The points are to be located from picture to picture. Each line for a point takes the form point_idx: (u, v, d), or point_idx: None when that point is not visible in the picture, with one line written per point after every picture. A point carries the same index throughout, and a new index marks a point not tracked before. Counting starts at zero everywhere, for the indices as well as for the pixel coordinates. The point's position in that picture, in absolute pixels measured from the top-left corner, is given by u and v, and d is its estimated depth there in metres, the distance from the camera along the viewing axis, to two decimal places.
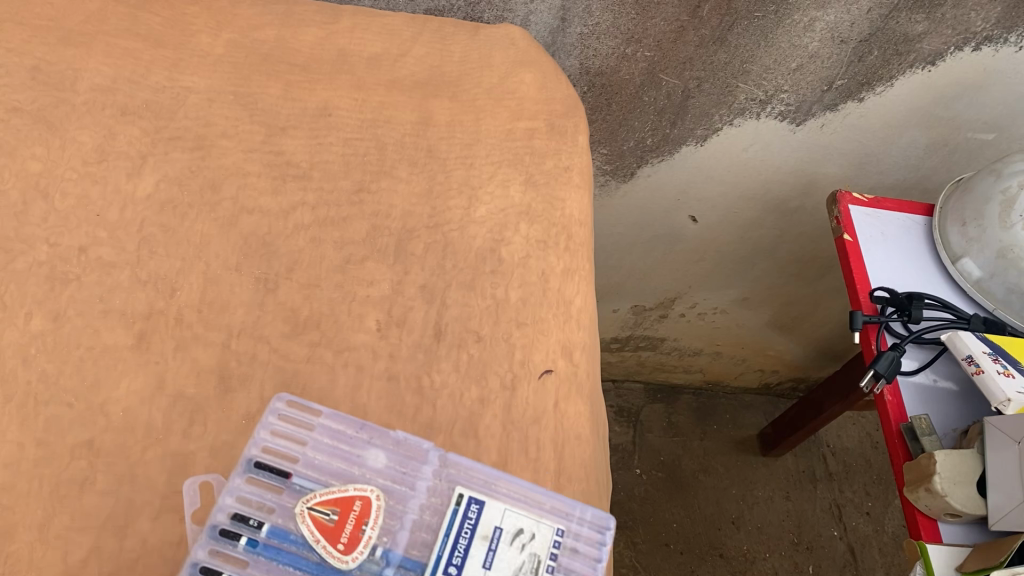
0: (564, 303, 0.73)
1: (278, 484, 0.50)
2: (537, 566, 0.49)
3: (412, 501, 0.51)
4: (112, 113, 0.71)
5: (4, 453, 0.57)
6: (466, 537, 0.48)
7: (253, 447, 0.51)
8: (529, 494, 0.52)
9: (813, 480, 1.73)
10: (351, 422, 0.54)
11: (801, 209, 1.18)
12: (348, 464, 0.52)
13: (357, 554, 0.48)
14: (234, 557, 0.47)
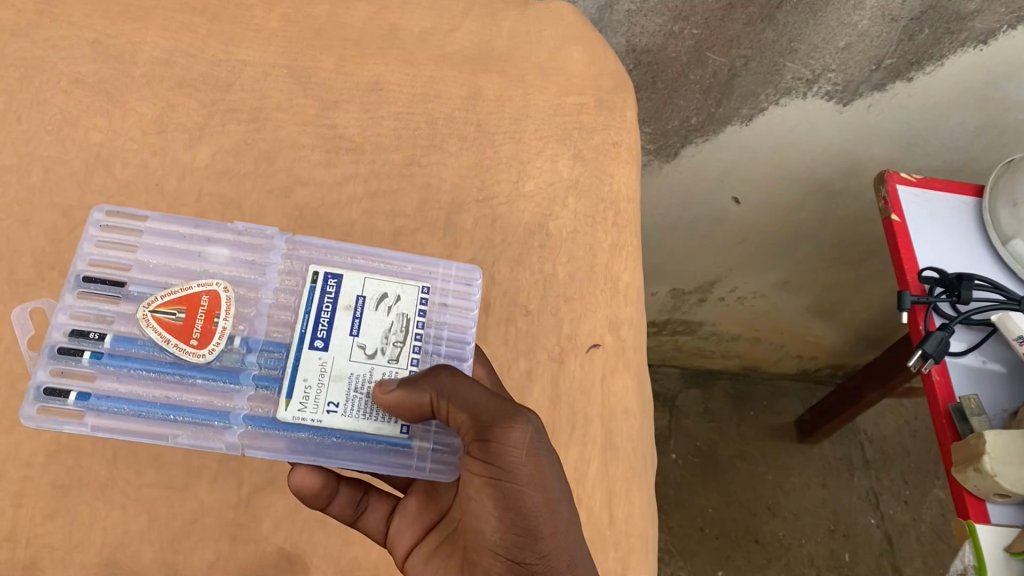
0: (612, 278, 0.74)
1: (114, 295, 0.50)
2: (406, 324, 0.51)
3: (266, 287, 0.53)
4: (170, 85, 0.72)
5: (71, 417, 0.62)
6: (329, 309, 0.50)
7: (79, 263, 0.51)
8: (390, 258, 0.56)
9: (851, 467, 1.49)
10: (183, 225, 0.54)
11: (846, 190, 1.07)
12: (183, 260, 0.53)
13: (213, 347, 0.50)
14: (78, 372, 0.49)
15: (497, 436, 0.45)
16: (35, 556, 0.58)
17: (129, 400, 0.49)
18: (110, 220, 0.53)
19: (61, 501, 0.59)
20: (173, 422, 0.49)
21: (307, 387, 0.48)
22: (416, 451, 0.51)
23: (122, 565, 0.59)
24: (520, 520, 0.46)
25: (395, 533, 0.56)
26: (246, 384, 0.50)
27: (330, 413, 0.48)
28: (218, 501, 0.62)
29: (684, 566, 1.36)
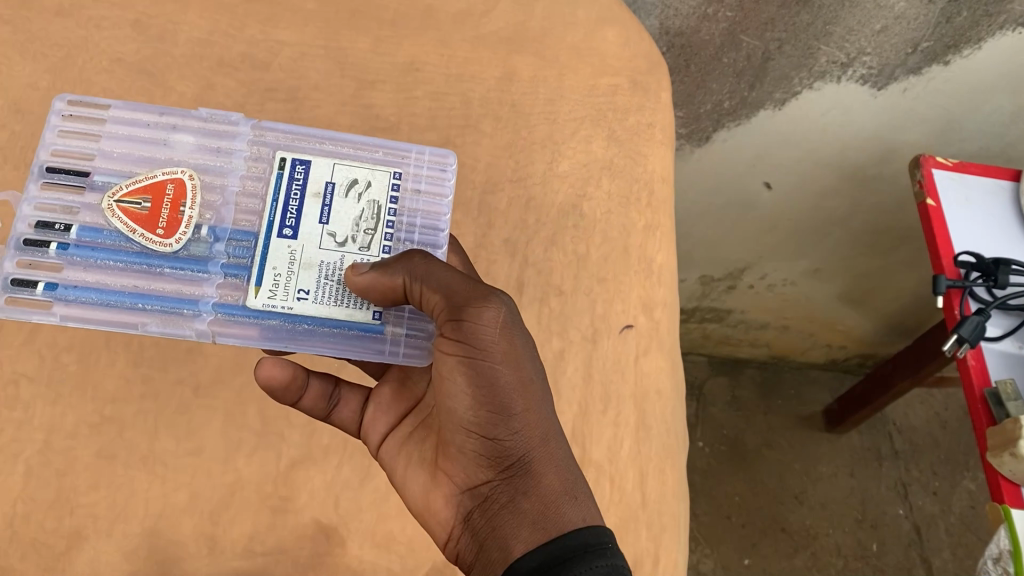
0: (646, 260, 0.74)
1: (79, 185, 0.50)
2: (377, 213, 0.49)
3: (233, 174, 0.51)
4: (210, 65, 0.73)
5: (114, 388, 0.64)
6: (297, 197, 0.48)
7: (43, 152, 0.50)
8: (362, 144, 0.54)
9: (881, 457, 1.39)
10: (147, 111, 0.53)
11: (880, 177, 1.04)
12: (150, 148, 0.52)
13: (180, 236, 0.48)
14: (47, 263, 0.48)
15: (470, 313, 0.43)
16: (79, 525, 0.59)
17: (97, 289, 0.48)
18: (71, 109, 0.52)
19: (104, 472, 0.61)
20: (140, 309, 0.48)
21: (276, 276, 0.47)
22: (389, 337, 0.49)
23: (163, 535, 0.60)
24: (492, 398, 0.43)
25: (369, 420, 0.54)
26: (214, 271, 0.48)
27: (301, 300, 0.46)
28: (256, 473, 0.63)
29: (710, 553, 1.28)
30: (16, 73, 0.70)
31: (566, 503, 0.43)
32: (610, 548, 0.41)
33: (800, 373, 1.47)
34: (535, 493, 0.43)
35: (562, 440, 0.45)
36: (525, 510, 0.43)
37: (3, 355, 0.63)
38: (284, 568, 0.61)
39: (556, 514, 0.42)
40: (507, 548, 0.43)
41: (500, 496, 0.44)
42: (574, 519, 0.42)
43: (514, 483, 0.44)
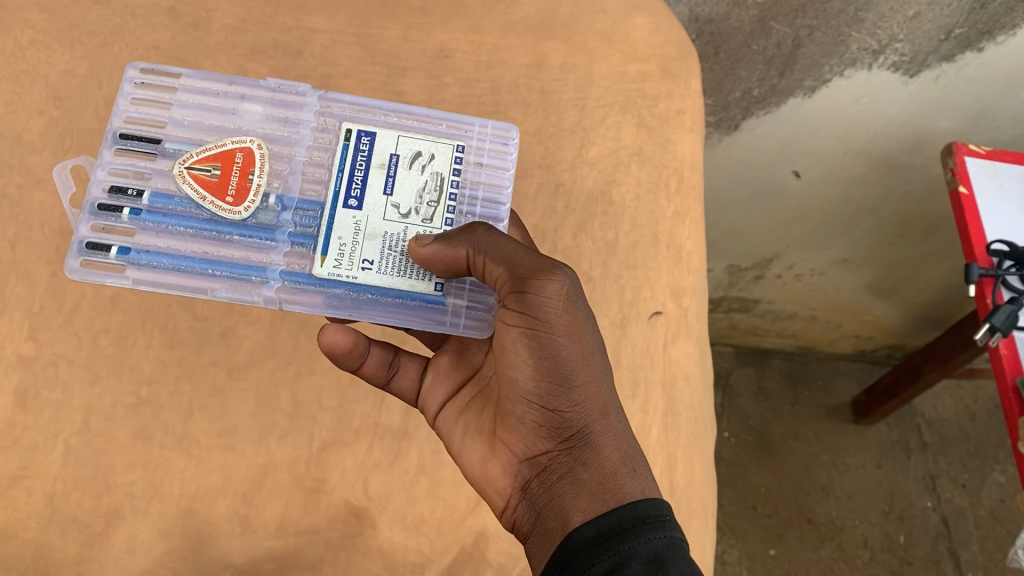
0: (674, 247, 0.74)
1: (150, 152, 0.52)
2: (440, 184, 0.50)
3: (299, 144, 0.53)
4: (243, 51, 0.74)
5: (149, 369, 0.65)
6: (362, 167, 0.50)
7: (117, 120, 0.53)
8: (426, 117, 0.55)
9: (909, 449, 1.38)
10: (217, 82, 0.55)
11: (910, 166, 1.03)
12: (219, 117, 0.53)
13: (249, 204, 0.50)
14: (120, 228, 0.51)
15: (535, 287, 0.44)
16: (117, 504, 0.60)
17: (168, 254, 0.50)
18: (145, 78, 0.54)
19: (140, 452, 0.62)
20: (210, 276, 0.50)
21: (342, 245, 0.48)
22: (450, 308, 0.51)
23: (198, 515, 0.61)
24: (554, 369, 0.45)
25: (427, 388, 0.55)
26: (281, 240, 0.50)
27: (365, 270, 0.48)
28: (288, 455, 0.64)
29: (736, 544, 1.28)
30: (54, 61, 0.71)
31: (624, 474, 0.44)
32: (667, 518, 0.42)
33: (828, 364, 1.46)
34: (593, 463, 0.45)
35: (619, 412, 0.46)
36: (584, 479, 0.44)
37: (42, 336, 0.64)
38: (316, 548, 0.62)
39: (614, 484, 0.44)
40: (565, 515, 0.44)
41: (558, 466, 0.46)
42: (633, 490, 0.43)
43: (572, 453, 0.45)
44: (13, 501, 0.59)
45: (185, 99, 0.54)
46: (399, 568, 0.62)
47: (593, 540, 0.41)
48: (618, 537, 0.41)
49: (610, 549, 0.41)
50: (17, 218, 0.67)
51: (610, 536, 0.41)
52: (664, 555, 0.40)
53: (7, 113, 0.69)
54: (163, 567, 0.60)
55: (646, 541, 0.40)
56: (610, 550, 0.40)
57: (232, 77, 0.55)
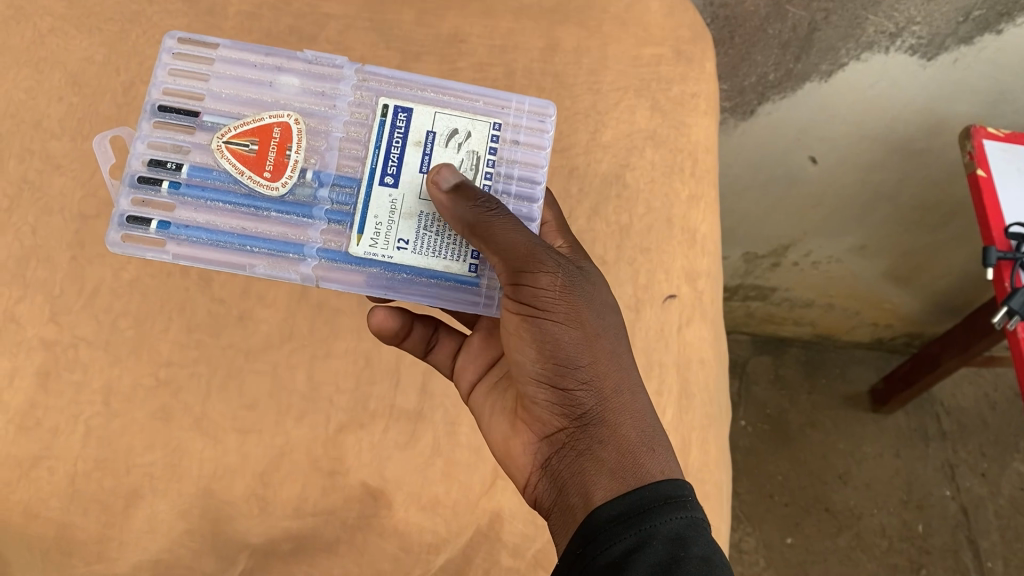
0: (689, 230, 0.74)
1: (189, 125, 0.52)
2: (475, 163, 0.50)
3: (336, 119, 0.53)
4: (258, 37, 0.74)
5: (168, 351, 0.66)
6: (399, 144, 0.50)
7: (155, 92, 0.53)
8: (463, 95, 0.55)
9: (927, 438, 1.37)
10: (255, 53, 0.54)
11: (928, 151, 1.02)
12: (257, 90, 0.53)
13: (286, 180, 0.50)
14: (160, 201, 0.51)
15: (527, 277, 0.45)
16: (137, 484, 0.61)
17: (207, 229, 0.51)
18: (183, 48, 0.54)
19: (160, 432, 0.63)
20: (248, 252, 0.51)
21: (377, 223, 0.49)
22: (484, 288, 0.51)
23: (217, 495, 0.62)
24: (557, 354, 0.45)
25: (460, 367, 0.58)
26: (319, 217, 0.51)
27: (401, 249, 0.49)
28: (304, 436, 0.64)
29: (752, 532, 1.28)
30: (72, 47, 0.72)
31: (643, 454, 0.44)
32: (689, 498, 0.42)
33: (847, 352, 1.45)
34: (610, 442, 0.44)
35: (634, 392, 0.46)
36: (600, 457, 0.44)
37: (63, 319, 0.65)
38: (333, 529, 0.62)
39: (633, 462, 0.43)
40: (586, 493, 0.44)
41: (574, 445, 0.46)
42: (652, 470, 0.43)
43: (587, 433, 0.45)
44: (36, 481, 0.60)
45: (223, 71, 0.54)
46: (414, 548, 0.63)
47: (613, 519, 0.41)
48: (639, 516, 0.41)
49: (632, 528, 0.40)
50: (38, 202, 0.68)
51: (631, 515, 0.41)
52: (685, 536, 0.40)
53: (28, 100, 0.70)
54: (183, 546, 0.61)
55: (667, 522, 0.40)
56: (631, 530, 0.40)
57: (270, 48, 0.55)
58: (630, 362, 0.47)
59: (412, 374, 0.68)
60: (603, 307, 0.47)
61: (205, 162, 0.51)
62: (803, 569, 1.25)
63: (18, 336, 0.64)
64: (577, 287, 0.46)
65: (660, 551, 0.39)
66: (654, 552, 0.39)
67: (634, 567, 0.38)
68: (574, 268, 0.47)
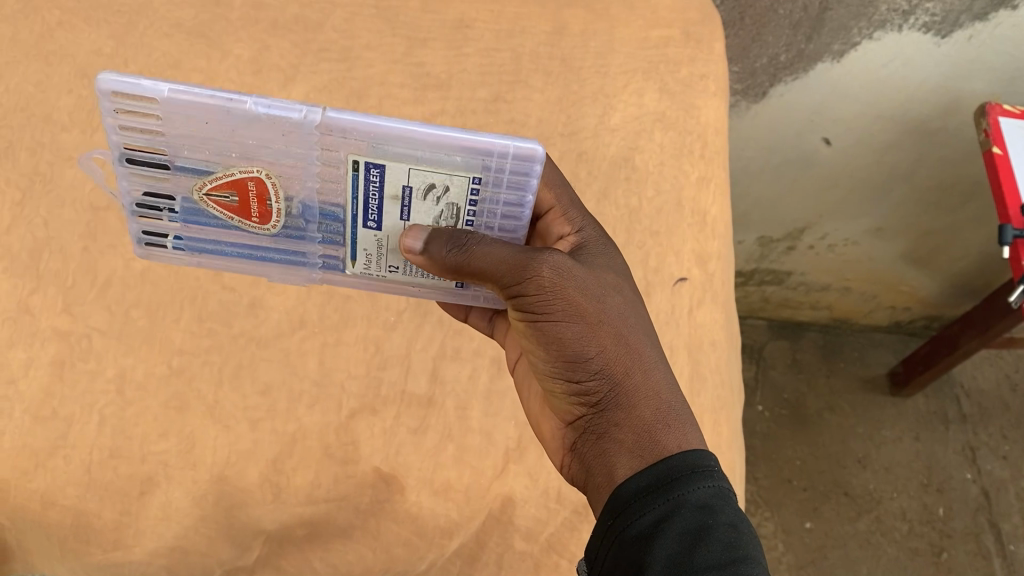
0: (699, 212, 0.73)
1: (164, 176, 0.45)
2: (456, 213, 0.45)
3: (308, 170, 0.45)
4: (265, 27, 0.75)
5: (182, 341, 0.66)
6: (375, 198, 0.45)
7: (111, 139, 0.44)
8: (442, 139, 0.43)
9: (947, 422, 1.36)
10: (198, 92, 0.42)
11: (943, 130, 1.00)
12: (218, 147, 0.44)
13: (275, 224, 0.47)
14: (163, 229, 0.49)
15: (519, 290, 0.45)
16: (152, 472, 0.62)
17: (212, 247, 0.49)
18: (119, 101, 0.42)
19: (175, 420, 0.63)
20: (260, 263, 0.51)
21: (367, 255, 0.48)
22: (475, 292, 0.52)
23: (230, 482, 0.62)
24: (563, 351, 0.46)
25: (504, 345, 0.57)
26: (312, 245, 0.48)
27: (392, 273, 0.49)
28: (318, 422, 0.65)
29: (770, 517, 1.27)
30: (81, 41, 0.73)
31: (660, 429, 0.43)
32: (715, 469, 0.41)
33: (864, 336, 1.44)
34: (626, 422, 0.44)
35: (648, 370, 0.45)
36: (617, 437, 0.44)
37: (76, 311, 0.65)
38: (346, 514, 0.62)
39: (650, 440, 0.43)
40: (610, 472, 0.44)
41: (592, 429, 0.46)
42: (671, 445, 0.43)
43: (602, 418, 0.45)
44: (52, 470, 0.60)
45: (172, 116, 0.42)
46: (428, 532, 0.62)
47: (643, 489, 0.41)
48: (667, 486, 0.41)
49: (659, 498, 0.40)
50: (49, 195, 0.69)
51: (659, 485, 0.41)
52: (714, 503, 0.40)
53: (37, 93, 0.71)
54: (197, 533, 0.60)
55: (695, 490, 0.40)
56: (659, 499, 0.40)
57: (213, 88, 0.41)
58: (644, 338, 0.46)
59: (422, 362, 0.69)
60: (606, 291, 0.46)
61: (193, 199, 0.46)
62: (824, 554, 1.24)
63: (33, 326, 0.64)
64: (572, 277, 0.45)
65: (688, 519, 0.39)
66: (683, 519, 0.39)
67: (662, 537, 0.38)
68: (570, 258, 0.46)
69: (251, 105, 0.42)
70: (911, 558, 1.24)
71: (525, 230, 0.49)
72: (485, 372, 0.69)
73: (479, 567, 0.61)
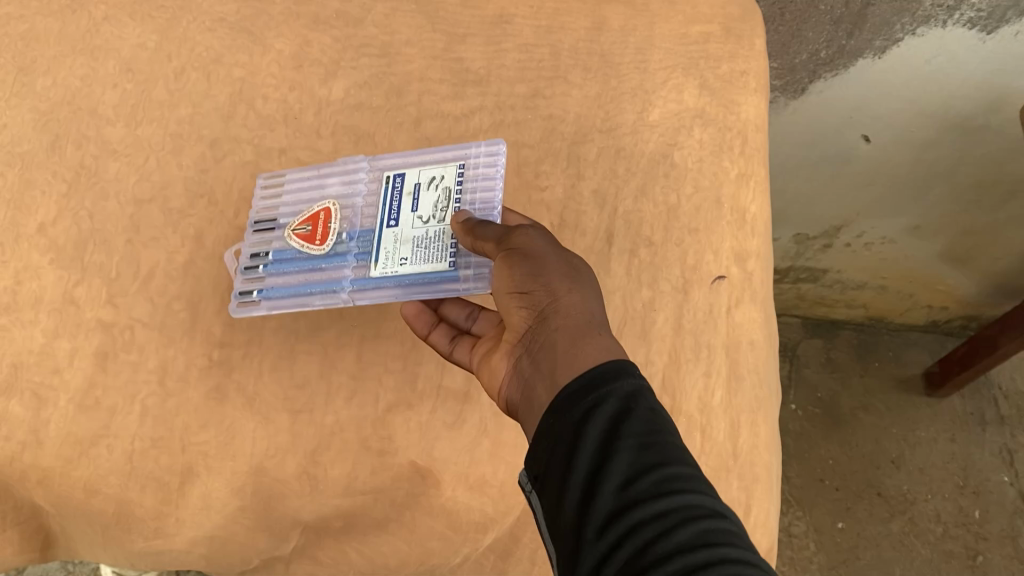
0: (739, 210, 0.73)
1: (270, 228, 0.64)
2: (449, 195, 0.59)
3: (358, 192, 0.63)
4: (306, 22, 0.75)
5: (220, 333, 0.66)
6: (396, 197, 0.60)
7: (251, 217, 0.65)
8: (440, 151, 0.62)
9: (984, 423, 1.33)
10: (310, 171, 0.65)
11: (987, 128, 0.98)
12: (311, 191, 0.64)
13: (329, 241, 0.60)
14: (256, 277, 0.62)
15: (499, 235, 0.52)
16: (191, 462, 0.63)
17: (287, 287, 0.61)
18: (265, 187, 0.67)
19: (213, 411, 0.64)
20: (313, 295, 0.60)
21: (386, 252, 0.58)
22: (463, 275, 0.57)
23: (268, 474, 0.63)
24: (520, 277, 0.50)
25: (475, 354, 0.56)
26: (349, 259, 0.60)
27: (403, 264, 0.58)
28: (354, 415, 0.65)
29: (802, 516, 1.28)
30: (126, 35, 0.74)
31: (593, 337, 0.46)
32: (636, 369, 0.44)
33: (900, 336, 1.41)
34: (563, 329, 0.47)
35: (589, 299, 0.49)
36: (555, 344, 0.47)
37: (119, 302, 0.66)
38: (381, 507, 0.64)
39: (581, 343, 0.46)
40: (550, 377, 0.46)
41: (537, 346, 0.48)
42: (600, 352, 0.45)
43: (544, 332, 0.48)
44: (94, 459, 0.63)
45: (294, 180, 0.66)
46: (462, 527, 0.63)
47: (575, 387, 0.43)
48: (595, 380, 0.43)
49: (589, 391, 0.43)
50: (95, 188, 0.69)
51: (588, 381, 0.43)
52: (637, 392, 0.42)
53: (84, 87, 0.72)
54: (237, 523, 0.64)
55: (621, 382, 0.43)
56: (589, 392, 0.43)
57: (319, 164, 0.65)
58: (592, 285, 0.50)
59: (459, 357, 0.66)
60: (568, 253, 0.52)
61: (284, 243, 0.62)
62: (856, 555, 1.24)
63: (78, 318, 0.66)
64: (541, 236, 0.52)
65: (615, 405, 0.42)
66: (609, 405, 0.42)
67: (592, 424, 0.41)
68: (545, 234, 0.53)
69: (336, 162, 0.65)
70: (945, 561, 1.23)
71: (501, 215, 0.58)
72: None
73: (511, 561, 0.64)
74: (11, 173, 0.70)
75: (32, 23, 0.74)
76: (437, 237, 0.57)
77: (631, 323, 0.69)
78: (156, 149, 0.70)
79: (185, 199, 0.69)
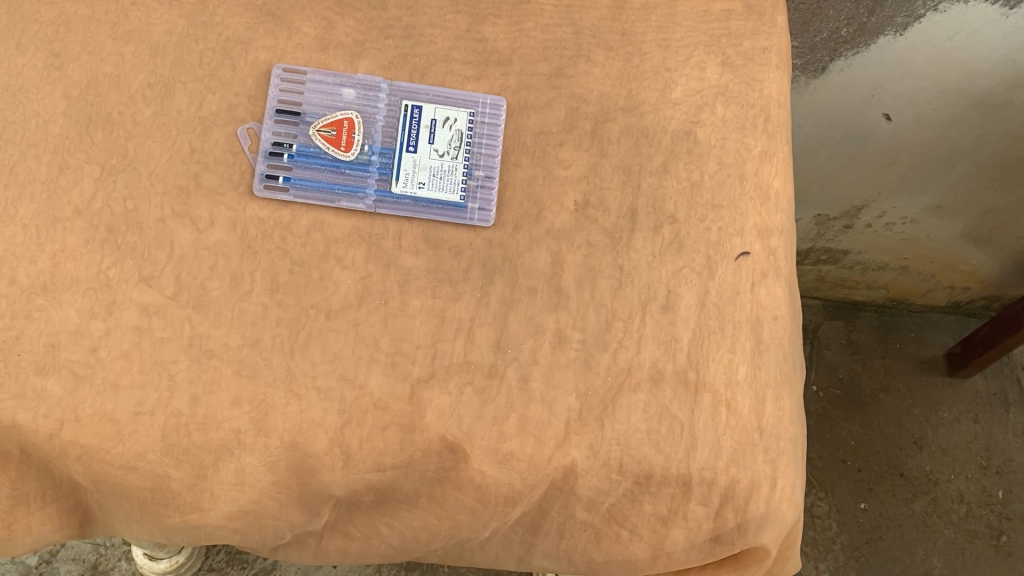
0: (761, 186, 0.74)
1: (293, 120, 0.71)
2: (460, 138, 0.72)
3: (378, 114, 0.72)
4: (331, 4, 0.74)
5: (252, 312, 0.67)
6: (415, 128, 0.72)
7: (271, 100, 0.71)
8: (452, 91, 0.73)
9: (1007, 403, 1.34)
10: (328, 80, 0.72)
11: (1010, 104, 0.98)
12: (331, 98, 0.72)
13: (356, 151, 0.71)
14: (282, 166, 0.70)
15: None
16: (225, 439, 0.64)
17: (310, 180, 0.70)
18: (286, 74, 0.72)
19: (246, 388, 0.65)
20: (334, 192, 0.70)
21: (407, 171, 0.71)
22: (467, 204, 0.71)
23: (301, 450, 0.65)
24: None
25: None
26: (372, 171, 0.71)
27: (420, 188, 0.71)
28: (386, 392, 0.66)
29: (824, 497, 1.26)
30: (154, 20, 0.72)
31: None
32: None
33: (921, 316, 1.41)
34: None
35: None
36: None
37: (154, 281, 0.66)
38: (412, 481, 0.67)
39: None
40: None
41: None
42: None
43: None
44: (132, 437, 0.64)
45: (314, 81, 0.72)
46: (492, 501, 0.67)
47: None
48: None
49: None
50: (127, 171, 0.68)
51: None
52: None
53: (116, 73, 0.70)
54: (270, 499, 0.67)
55: None
56: None
57: (336, 75, 0.72)
58: None
59: (486, 333, 0.68)
60: None
61: (309, 140, 0.71)
62: (879, 534, 1.24)
63: (111, 298, 0.66)
64: None
65: None
66: None
67: None
68: None
69: (354, 77, 0.73)
70: (969, 541, 1.25)
71: (498, 168, 0.72)
72: (547, 343, 0.68)
73: None
74: (42, 160, 0.68)
75: (62, 10, 0.71)
76: (450, 170, 0.71)
77: (657, 299, 0.70)
78: (184, 132, 0.70)
79: (216, 179, 0.69)
